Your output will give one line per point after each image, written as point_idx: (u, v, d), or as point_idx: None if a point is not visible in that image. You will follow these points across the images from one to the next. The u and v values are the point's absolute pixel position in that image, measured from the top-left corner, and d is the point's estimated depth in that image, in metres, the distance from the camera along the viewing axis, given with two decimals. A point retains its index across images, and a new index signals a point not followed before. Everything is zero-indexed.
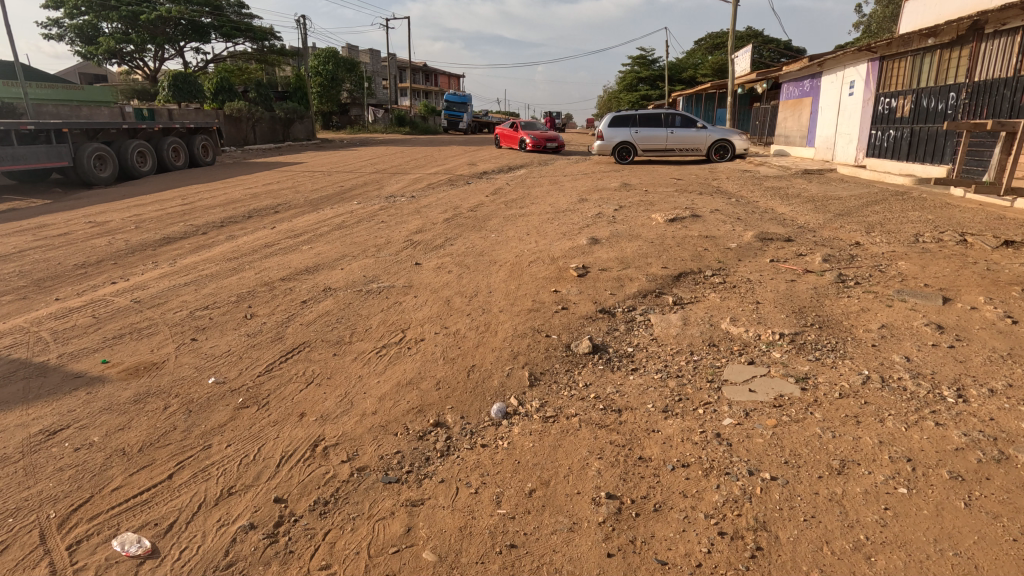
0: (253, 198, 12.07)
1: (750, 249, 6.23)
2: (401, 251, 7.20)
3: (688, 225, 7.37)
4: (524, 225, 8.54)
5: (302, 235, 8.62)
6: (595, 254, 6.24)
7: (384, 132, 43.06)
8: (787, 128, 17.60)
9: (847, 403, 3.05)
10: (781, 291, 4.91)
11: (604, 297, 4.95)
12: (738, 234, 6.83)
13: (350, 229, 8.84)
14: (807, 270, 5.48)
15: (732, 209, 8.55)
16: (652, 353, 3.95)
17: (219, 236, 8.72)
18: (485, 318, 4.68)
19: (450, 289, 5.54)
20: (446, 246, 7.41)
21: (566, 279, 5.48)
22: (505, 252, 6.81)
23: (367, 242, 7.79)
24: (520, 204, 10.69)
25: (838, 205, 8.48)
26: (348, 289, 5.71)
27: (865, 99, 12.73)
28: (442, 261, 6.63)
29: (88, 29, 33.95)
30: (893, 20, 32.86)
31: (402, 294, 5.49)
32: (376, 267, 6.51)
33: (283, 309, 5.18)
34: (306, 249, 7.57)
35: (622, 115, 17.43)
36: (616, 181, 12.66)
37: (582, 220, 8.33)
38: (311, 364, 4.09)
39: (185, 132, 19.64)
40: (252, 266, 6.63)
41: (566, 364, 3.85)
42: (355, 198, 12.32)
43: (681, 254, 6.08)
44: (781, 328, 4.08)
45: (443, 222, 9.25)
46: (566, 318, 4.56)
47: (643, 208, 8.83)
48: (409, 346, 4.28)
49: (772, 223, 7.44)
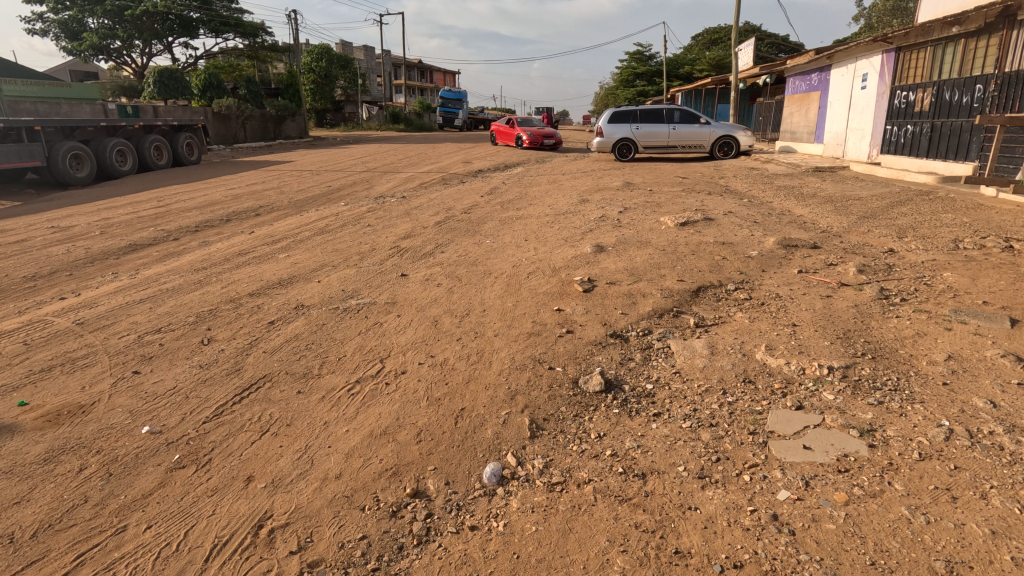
0: (233, 199, 11.41)
1: (773, 259, 5.60)
2: (387, 260, 6.55)
3: (701, 230, 6.74)
4: (521, 229, 7.91)
5: (281, 240, 7.96)
6: (601, 265, 5.60)
7: (379, 130, 42.31)
8: (794, 124, 16.97)
9: (933, 469, 2.41)
10: (818, 310, 4.28)
11: (615, 318, 4.31)
12: (758, 240, 6.21)
13: (334, 234, 8.19)
14: (842, 284, 4.85)
15: (747, 211, 7.92)
16: (676, 391, 3.30)
17: (192, 243, 8.05)
18: (477, 345, 4.04)
19: (439, 307, 4.90)
20: (436, 254, 6.76)
21: (570, 295, 4.84)
22: (501, 262, 6.17)
23: (351, 250, 7.14)
24: (517, 205, 10.04)
25: (860, 207, 7.87)
26: (323, 306, 5.06)
27: (879, 93, 12.07)
28: (431, 272, 5.98)
29: (73, 24, 33.13)
30: (895, 13, 32.31)
31: (384, 313, 4.84)
32: (357, 279, 5.86)
33: (246, 331, 4.51)
34: (283, 257, 6.93)
35: (622, 111, 16.78)
36: (618, 179, 12.03)
37: (584, 224, 7.69)
38: (270, 405, 3.43)
39: (168, 129, 18.90)
40: (219, 278, 5.98)
41: (574, 407, 3.20)
42: (343, 199, 11.65)
43: (697, 264, 5.45)
44: (828, 359, 3.43)
45: (434, 225, 8.61)
46: (572, 345, 3.92)
47: (650, 211, 8.20)
48: (387, 383, 3.63)
49: (793, 227, 6.82)
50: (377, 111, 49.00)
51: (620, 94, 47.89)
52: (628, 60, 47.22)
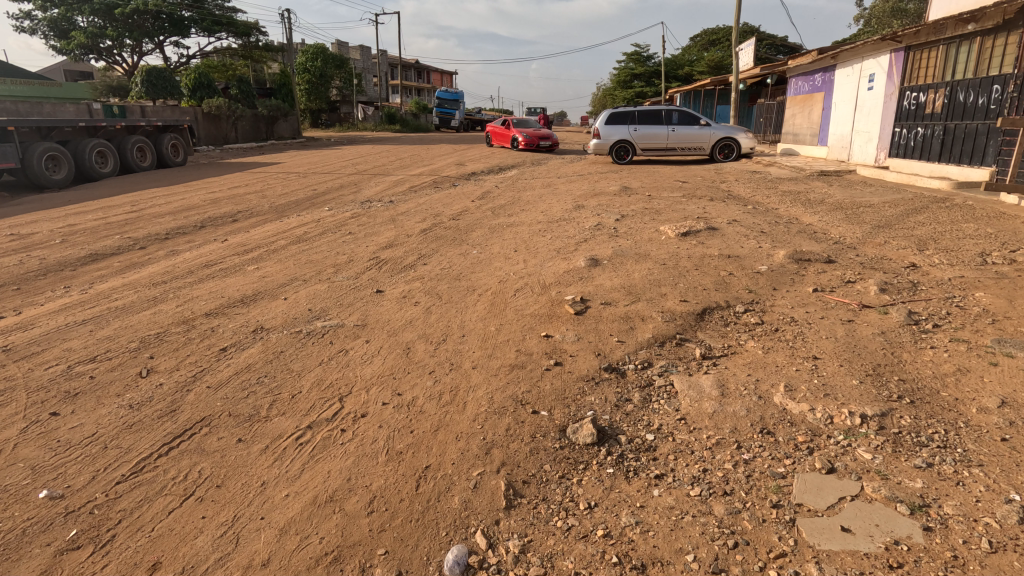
0: (212, 204, 10.87)
1: (785, 275, 5.09)
2: (363, 274, 6.04)
3: (704, 241, 6.23)
4: (511, 238, 7.41)
5: (253, 250, 7.42)
6: (596, 281, 5.08)
7: (374, 130, 41.77)
8: (796, 126, 16.48)
9: (1012, 567, 1.90)
10: (840, 338, 3.76)
11: (609, 348, 3.79)
12: (766, 253, 5.70)
13: (311, 243, 7.66)
14: (864, 306, 4.34)
15: (753, 219, 7.43)
16: (681, 444, 2.79)
17: (158, 252, 7.52)
18: (451, 380, 3.52)
19: (413, 330, 4.37)
20: (417, 266, 6.25)
21: (560, 318, 4.31)
22: (487, 276, 5.65)
23: (326, 261, 6.61)
24: (509, 211, 9.52)
25: (873, 215, 7.39)
26: (284, 329, 4.53)
27: (887, 94, 11.59)
28: (408, 288, 5.46)
29: (63, 23, 32.58)
30: (895, 15, 31.91)
31: (351, 338, 4.31)
32: (328, 296, 5.34)
33: (192, 361, 3.98)
34: (251, 269, 6.40)
35: (620, 112, 16.26)
36: (615, 183, 11.55)
37: (578, 232, 7.19)
38: (202, 457, 2.90)
39: (152, 130, 18.35)
40: (176, 294, 5.44)
41: (560, 464, 2.69)
42: (327, 204, 11.13)
43: (701, 281, 4.94)
44: (861, 404, 2.91)
45: (419, 233, 8.09)
46: (560, 382, 3.40)
47: (649, 218, 7.70)
48: (342, 429, 3.10)
49: (803, 238, 6.32)
50: (372, 111, 48.44)
51: (618, 95, 47.42)
52: (626, 61, 46.77)
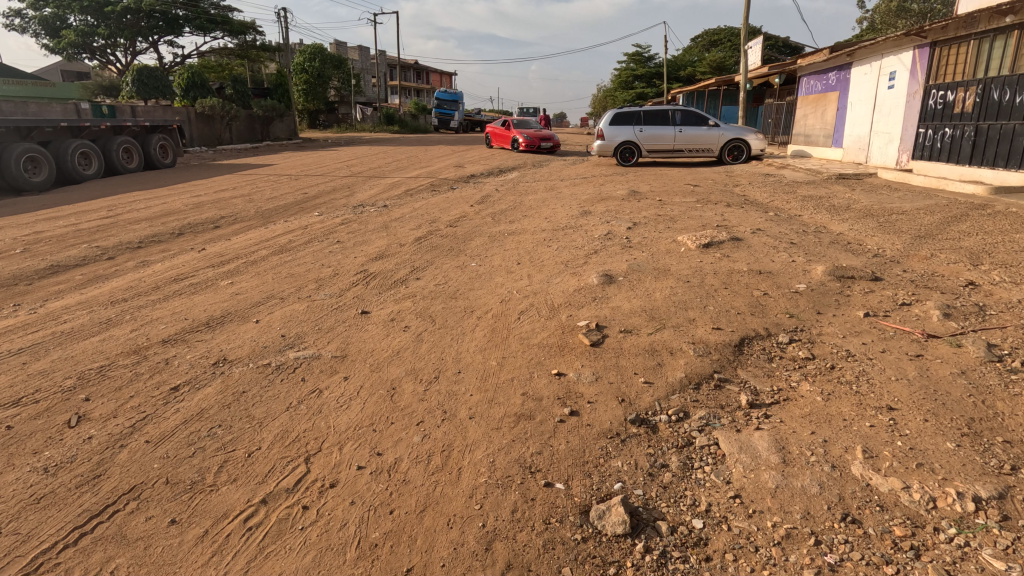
0: (194, 209, 10.22)
1: (828, 296, 4.45)
2: (347, 290, 5.40)
3: (730, 254, 5.59)
4: (514, 248, 6.78)
5: (231, 260, 6.78)
6: (613, 302, 4.43)
7: (371, 132, 41.12)
8: (808, 127, 15.84)
9: None
10: (914, 380, 3.11)
11: (634, 393, 3.14)
12: (801, 269, 5.06)
13: (294, 253, 7.02)
14: (931, 336, 3.69)
15: (778, 227, 6.79)
16: (742, 537, 2.15)
17: (127, 263, 6.88)
18: (444, 437, 2.87)
19: (401, 364, 3.73)
20: (409, 281, 5.60)
21: (573, 350, 3.66)
22: (488, 295, 5.01)
23: (308, 275, 5.97)
24: (510, 217, 8.88)
25: (908, 223, 6.76)
26: (250, 362, 3.87)
27: (910, 93, 10.97)
28: (398, 309, 4.81)
29: (55, 21, 32.01)
30: (899, 14, 31.18)
31: (327, 374, 3.66)
32: (307, 318, 4.70)
33: (134, 404, 3.33)
34: (225, 284, 5.75)
35: (625, 112, 15.61)
36: (622, 187, 10.93)
37: (587, 243, 6.54)
38: (120, 549, 2.26)
39: (140, 130, 17.71)
40: (134, 316, 4.79)
41: (585, 568, 2.05)
42: (317, 209, 10.49)
43: (734, 304, 4.30)
44: (971, 482, 2.26)
45: (414, 242, 7.46)
46: (577, 441, 2.76)
47: (663, 226, 7.06)
48: (304, 507, 2.46)
49: (838, 252, 5.68)
50: (370, 112, 47.74)
51: (618, 96, 46.75)
52: (627, 61, 46.25)
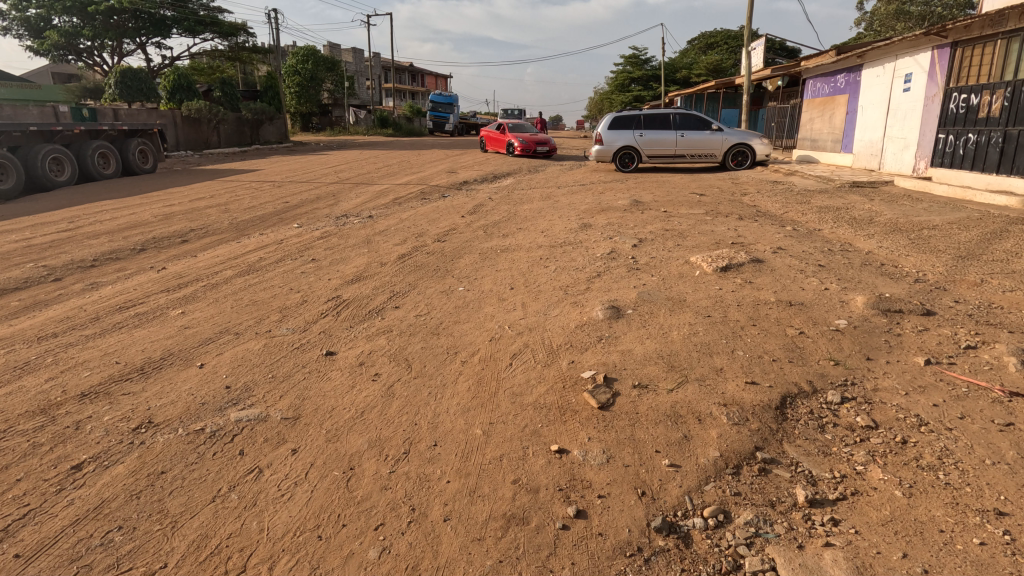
0: (163, 220, 9.50)
1: (876, 337, 3.77)
2: (314, 323, 4.69)
3: (752, 279, 4.91)
4: (507, 268, 6.10)
5: (190, 282, 6.06)
6: (622, 345, 3.74)
7: (364, 135, 40.38)
8: (814, 131, 15.22)
9: None
10: (1017, 465, 2.42)
11: (658, 482, 2.44)
12: (837, 300, 4.39)
13: (261, 274, 6.30)
14: (1015, 395, 3.01)
15: (800, 245, 6.14)
16: None
17: (74, 285, 6.16)
18: (409, 554, 2.17)
19: (364, 431, 3.01)
20: (386, 312, 4.90)
21: (577, 415, 2.96)
22: (475, 331, 4.31)
23: (272, 303, 5.25)
24: (503, 230, 8.21)
25: (943, 241, 6.13)
26: (179, 426, 3.15)
27: (928, 96, 10.36)
28: (369, 350, 4.10)
29: (39, 22, 31.27)
30: (898, 17, 30.71)
31: (270, 446, 2.94)
32: (262, 362, 3.98)
33: (17, 493, 2.61)
34: (175, 315, 5.03)
35: (624, 116, 14.96)
36: (624, 196, 10.28)
37: (588, 263, 5.86)
38: None
39: (118, 134, 16.95)
40: (56, 359, 4.06)
41: None
42: (297, 220, 9.78)
43: (767, 349, 3.61)
44: None
45: (397, 260, 6.76)
46: (586, 565, 2.05)
47: (673, 243, 6.39)
48: None
49: (873, 277, 5.02)
50: (364, 115, 47.09)
51: (615, 99, 46.20)
52: (624, 63, 45.82)
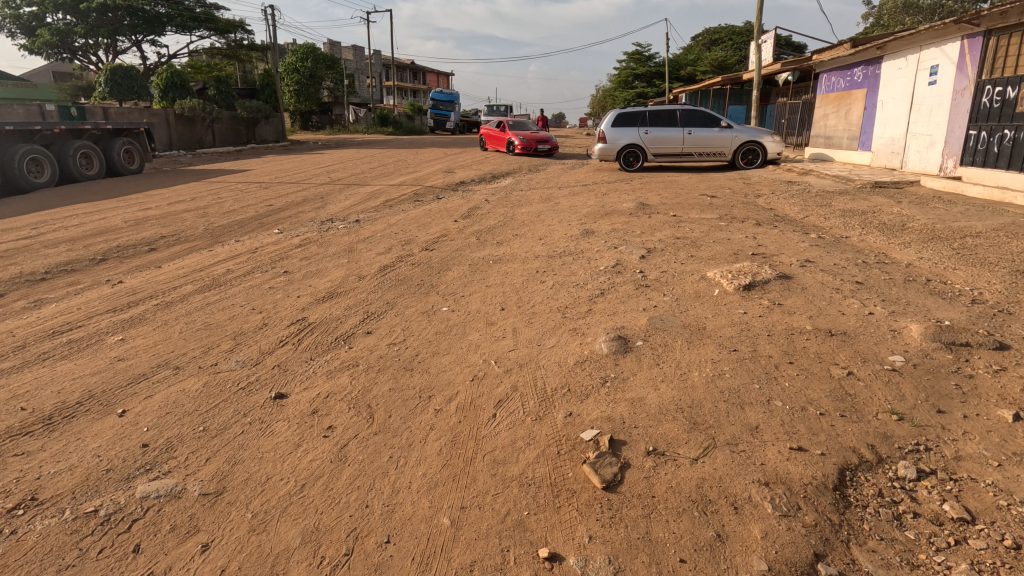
0: (134, 226, 8.83)
1: (944, 380, 3.07)
2: (270, 355, 4.01)
3: (781, 301, 4.21)
4: (499, 283, 5.40)
5: (142, 301, 5.38)
6: (631, 391, 3.05)
7: (363, 133, 39.70)
8: (829, 128, 14.48)
9: None
10: None
11: None
12: (887, 328, 3.68)
13: (224, 290, 5.62)
14: None
15: (830, 257, 5.43)
16: None
17: (14, 304, 5.49)
18: None
19: (298, 519, 2.33)
20: (355, 340, 4.20)
21: (574, 500, 2.27)
22: (455, 366, 3.62)
23: (227, 328, 4.56)
24: (497, 237, 7.51)
25: (993, 252, 5.41)
26: (67, 506, 2.46)
27: (957, 89, 9.62)
28: (327, 393, 3.41)
29: (31, 20, 30.69)
30: (907, 11, 29.85)
31: (175, 540, 2.26)
32: (196, 408, 3.29)
33: None
34: (113, 341, 4.35)
35: (628, 113, 14.25)
36: (630, 198, 9.56)
37: (590, 278, 5.17)
38: None
39: (102, 134, 16.29)
40: None
41: None
42: (279, 225, 9.11)
43: (812, 398, 2.91)
44: None
45: (378, 273, 6.08)
46: None
47: (685, 254, 5.69)
48: None
49: (922, 297, 4.31)
50: (363, 113, 46.38)
51: (617, 97, 45.37)
52: (627, 60, 45.05)
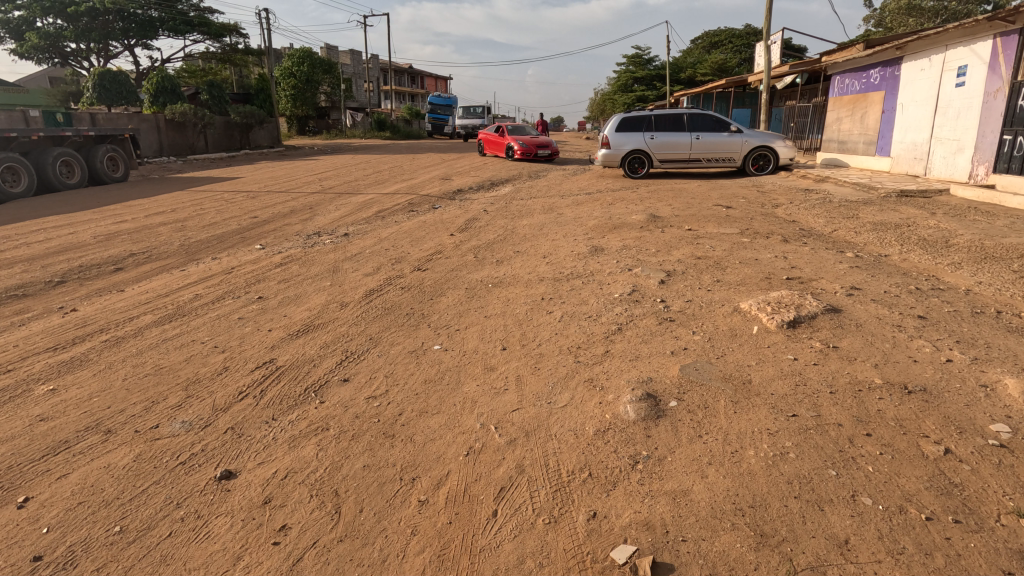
0: (104, 242, 8.14)
1: None
2: (224, 412, 3.32)
3: (835, 342, 3.54)
4: (500, 313, 4.72)
5: (90, 336, 4.68)
6: (671, 478, 2.37)
7: (359, 138, 39.09)
8: (842, 133, 13.84)
9: None
10: None
11: None
12: (976, 383, 3.00)
13: (186, 322, 4.93)
14: None
15: (877, 283, 4.76)
16: None
17: None
18: None
19: None
20: (328, 392, 3.51)
21: None
22: (447, 434, 2.93)
23: (180, 373, 3.87)
24: (496, 255, 6.85)
25: None
26: None
27: (989, 91, 8.98)
28: (286, 471, 2.73)
29: (21, 25, 30.07)
30: (910, 13, 29.26)
31: None
32: (116, 495, 2.59)
33: None
34: (42, 392, 3.66)
35: (633, 117, 13.60)
36: (639, 210, 8.90)
37: (606, 308, 4.50)
38: None
39: (83, 141, 15.62)
40: None
41: None
42: (261, 240, 8.42)
43: (910, 493, 2.22)
44: None
45: (363, 298, 5.40)
46: None
47: (710, 278, 5.03)
48: None
49: (1001, 336, 3.63)
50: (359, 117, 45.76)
51: (616, 100, 44.77)
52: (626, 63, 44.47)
